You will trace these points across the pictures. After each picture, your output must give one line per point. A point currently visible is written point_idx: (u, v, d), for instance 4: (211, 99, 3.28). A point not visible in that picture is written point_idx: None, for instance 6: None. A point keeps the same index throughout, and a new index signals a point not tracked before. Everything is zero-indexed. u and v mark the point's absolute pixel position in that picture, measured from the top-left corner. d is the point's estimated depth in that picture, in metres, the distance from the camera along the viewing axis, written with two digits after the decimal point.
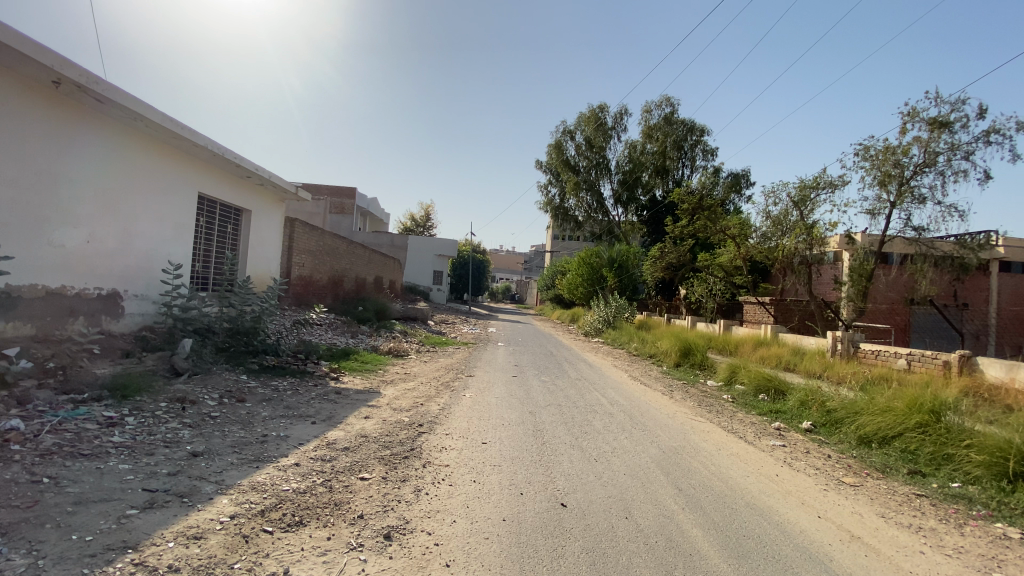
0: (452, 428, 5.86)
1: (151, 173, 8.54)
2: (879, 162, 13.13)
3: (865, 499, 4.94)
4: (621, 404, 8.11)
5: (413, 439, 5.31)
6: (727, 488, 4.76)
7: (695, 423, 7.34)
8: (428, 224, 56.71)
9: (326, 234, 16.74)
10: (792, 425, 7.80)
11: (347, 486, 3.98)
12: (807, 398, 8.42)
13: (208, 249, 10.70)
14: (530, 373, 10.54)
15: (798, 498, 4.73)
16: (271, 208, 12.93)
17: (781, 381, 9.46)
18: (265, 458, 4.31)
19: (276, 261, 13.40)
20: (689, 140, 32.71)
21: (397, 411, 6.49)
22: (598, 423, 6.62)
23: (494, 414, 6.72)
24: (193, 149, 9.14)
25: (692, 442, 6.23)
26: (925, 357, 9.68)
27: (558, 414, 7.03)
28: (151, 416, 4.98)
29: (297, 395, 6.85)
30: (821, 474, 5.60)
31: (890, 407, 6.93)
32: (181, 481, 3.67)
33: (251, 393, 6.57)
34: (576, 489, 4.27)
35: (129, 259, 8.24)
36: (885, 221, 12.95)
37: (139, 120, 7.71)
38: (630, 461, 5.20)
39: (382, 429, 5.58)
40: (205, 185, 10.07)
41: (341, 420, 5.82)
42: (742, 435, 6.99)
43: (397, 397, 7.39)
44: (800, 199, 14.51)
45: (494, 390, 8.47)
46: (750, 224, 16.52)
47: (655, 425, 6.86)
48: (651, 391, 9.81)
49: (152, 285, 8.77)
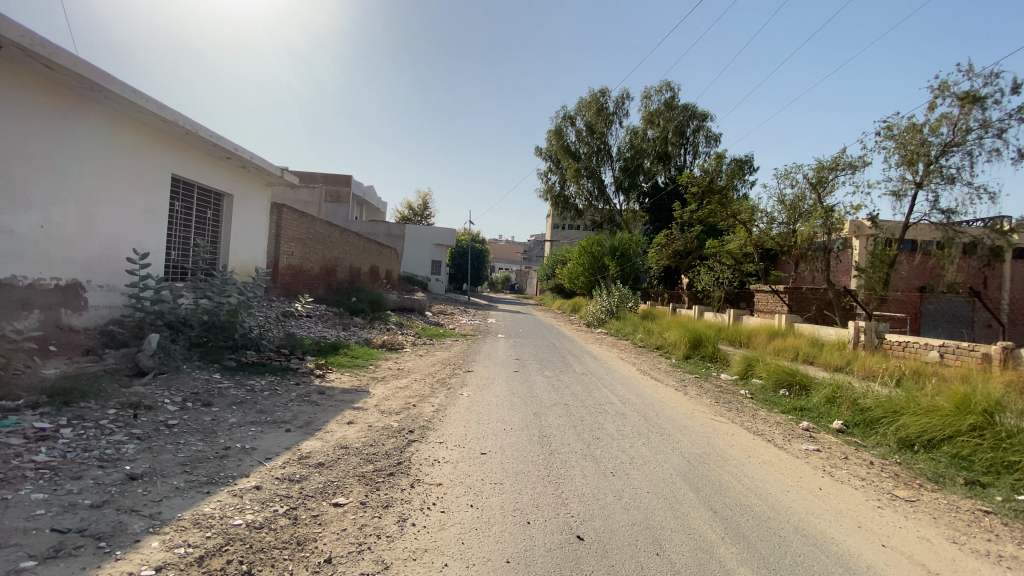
0: (446, 435, 5.13)
1: (115, 151, 7.75)
2: (905, 141, 12.37)
3: (928, 520, 4.26)
4: (634, 403, 7.38)
5: (400, 451, 4.58)
6: (770, 509, 4.05)
7: (717, 424, 6.63)
8: (427, 212, 55.75)
9: (317, 221, 15.92)
10: (821, 425, 7.10)
11: (316, 517, 3.26)
12: (835, 394, 7.79)
13: (184, 236, 9.92)
14: (532, 368, 9.80)
15: (854, 521, 4.04)
16: (255, 192, 12.12)
17: (805, 376, 8.76)
18: (219, 480, 3.59)
19: (261, 249, 12.61)
20: (691, 126, 31.80)
21: (386, 415, 5.75)
22: (612, 427, 5.87)
23: (494, 417, 5.98)
24: (164, 125, 8.35)
25: (717, 449, 5.54)
26: (960, 348, 9.02)
27: (565, 415, 6.29)
28: (93, 427, 4.26)
29: (275, 397, 6.13)
30: (870, 488, 4.92)
31: (936, 407, 6.25)
32: (105, 516, 2.94)
33: (221, 395, 5.84)
34: (593, 516, 3.55)
35: (91, 246, 7.47)
36: (911, 202, 12.20)
37: (96, 90, 6.89)
38: (652, 475, 4.48)
39: (366, 438, 4.85)
40: (179, 167, 9.27)
41: (320, 428, 5.10)
42: (771, 438, 6.26)
43: (386, 398, 6.66)
44: (818, 181, 13.79)
45: (494, 388, 7.72)
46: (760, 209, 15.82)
47: (674, 428, 6.16)
48: (663, 386, 9.09)
49: (119, 275, 7.99)
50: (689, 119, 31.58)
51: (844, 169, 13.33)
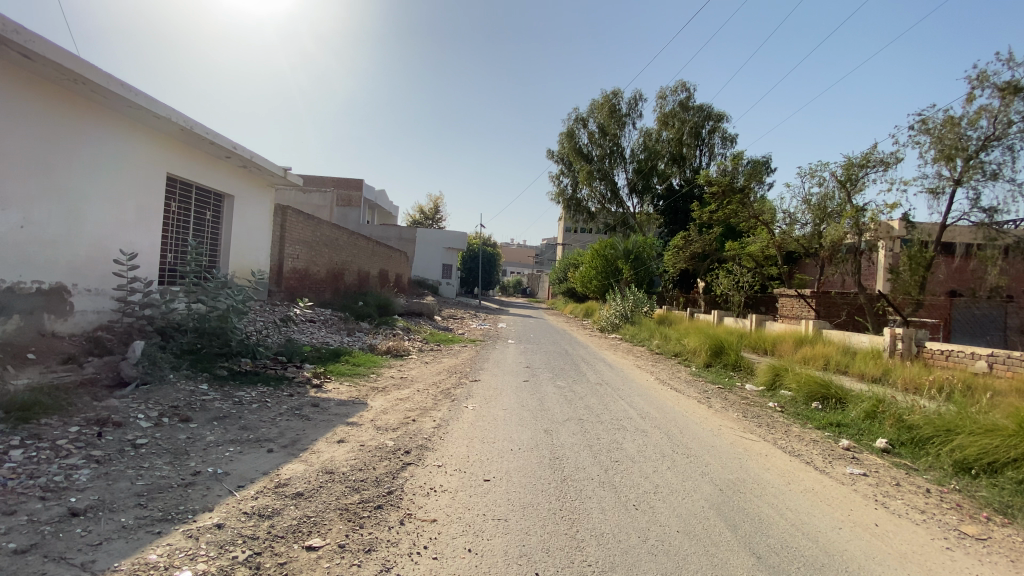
0: (447, 457, 4.58)
1: (104, 147, 7.41)
2: (941, 135, 11.61)
3: (1007, 564, 3.59)
4: (654, 418, 6.74)
5: (393, 477, 4.03)
6: (822, 552, 3.44)
7: (747, 442, 6.01)
8: (438, 216, 55.59)
9: (324, 223, 15.53)
10: (863, 443, 6.43)
11: (283, 565, 2.73)
12: (875, 409, 7.11)
13: (180, 237, 9.54)
14: (544, 377, 9.21)
15: (920, 568, 3.42)
16: (257, 193, 11.74)
17: (840, 388, 8.07)
18: (175, 516, 3.09)
19: (264, 252, 12.22)
20: (707, 127, 30.98)
21: (381, 432, 5.22)
22: (632, 448, 5.25)
23: (501, 435, 5.40)
24: (157, 121, 8.00)
25: (751, 473, 4.91)
26: (1012, 358, 8.26)
27: (580, 433, 5.69)
28: (46, 449, 3.82)
29: (264, 411, 5.63)
30: (933, 523, 4.26)
31: (996, 426, 5.54)
32: (26, 566, 2.47)
33: (204, 408, 5.37)
34: (614, 565, 2.97)
35: (77, 247, 7.10)
36: (948, 199, 11.43)
37: (80, 81, 6.52)
38: (680, 509, 3.88)
39: (356, 461, 4.32)
40: (175, 165, 8.90)
41: (306, 447, 4.60)
42: (809, 459, 5.60)
43: (384, 411, 6.14)
44: (847, 178, 13.05)
45: (502, 400, 7.14)
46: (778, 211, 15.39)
47: (700, 448, 5.55)
48: (685, 398, 8.45)
49: (109, 279, 7.61)
50: (705, 120, 30.79)
51: (876, 165, 12.59)
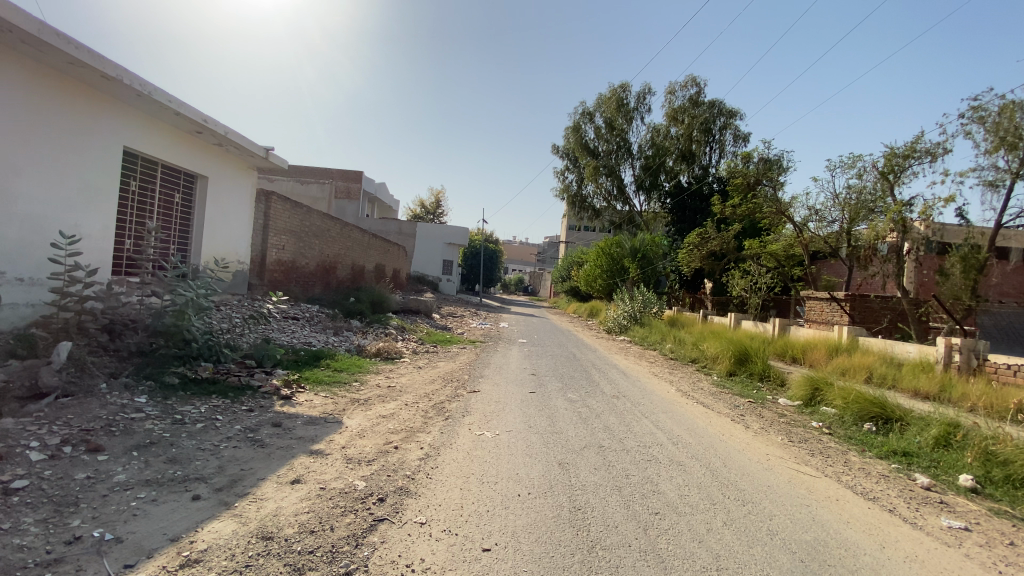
0: (433, 508, 3.44)
1: (39, 109, 6.27)
2: (1000, 123, 10.40)
3: None
4: (689, 445, 5.59)
5: (355, 545, 2.90)
6: None
7: (809, 480, 4.87)
8: (439, 211, 54.53)
9: (315, 213, 14.35)
10: (944, 480, 5.25)
11: None
12: (950, 436, 5.96)
13: (142, 220, 8.43)
14: (553, 389, 8.07)
15: None
16: (235, 175, 10.58)
17: (898, 408, 6.93)
18: None
19: (242, 241, 11.08)
20: (718, 123, 29.65)
21: (353, 467, 4.08)
22: (672, 493, 4.10)
23: (506, 470, 4.26)
24: (109, 84, 6.86)
25: (828, 528, 3.80)
26: None
27: (603, 467, 4.56)
28: None
29: (206, 435, 4.47)
30: None
31: None
32: None
33: (130, 430, 4.26)
34: None
35: (6, 227, 5.99)
36: (1006, 194, 10.26)
37: (8, 30, 5.36)
38: None
39: (309, 516, 3.18)
40: (132, 136, 7.76)
41: (247, 491, 3.47)
42: (892, 507, 4.43)
43: (361, 434, 5.00)
44: (888, 170, 11.82)
45: (506, 419, 5.98)
46: (785, 211, 14.67)
47: (757, 490, 4.42)
48: (716, 416, 7.31)
49: (48, 265, 6.51)
50: (717, 115, 29.48)
51: (922, 156, 11.37)
